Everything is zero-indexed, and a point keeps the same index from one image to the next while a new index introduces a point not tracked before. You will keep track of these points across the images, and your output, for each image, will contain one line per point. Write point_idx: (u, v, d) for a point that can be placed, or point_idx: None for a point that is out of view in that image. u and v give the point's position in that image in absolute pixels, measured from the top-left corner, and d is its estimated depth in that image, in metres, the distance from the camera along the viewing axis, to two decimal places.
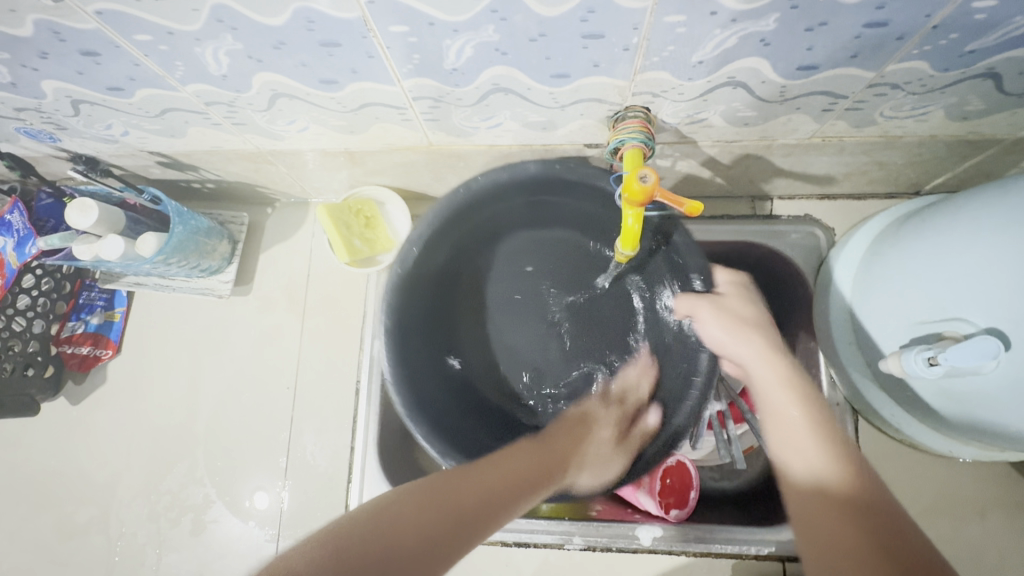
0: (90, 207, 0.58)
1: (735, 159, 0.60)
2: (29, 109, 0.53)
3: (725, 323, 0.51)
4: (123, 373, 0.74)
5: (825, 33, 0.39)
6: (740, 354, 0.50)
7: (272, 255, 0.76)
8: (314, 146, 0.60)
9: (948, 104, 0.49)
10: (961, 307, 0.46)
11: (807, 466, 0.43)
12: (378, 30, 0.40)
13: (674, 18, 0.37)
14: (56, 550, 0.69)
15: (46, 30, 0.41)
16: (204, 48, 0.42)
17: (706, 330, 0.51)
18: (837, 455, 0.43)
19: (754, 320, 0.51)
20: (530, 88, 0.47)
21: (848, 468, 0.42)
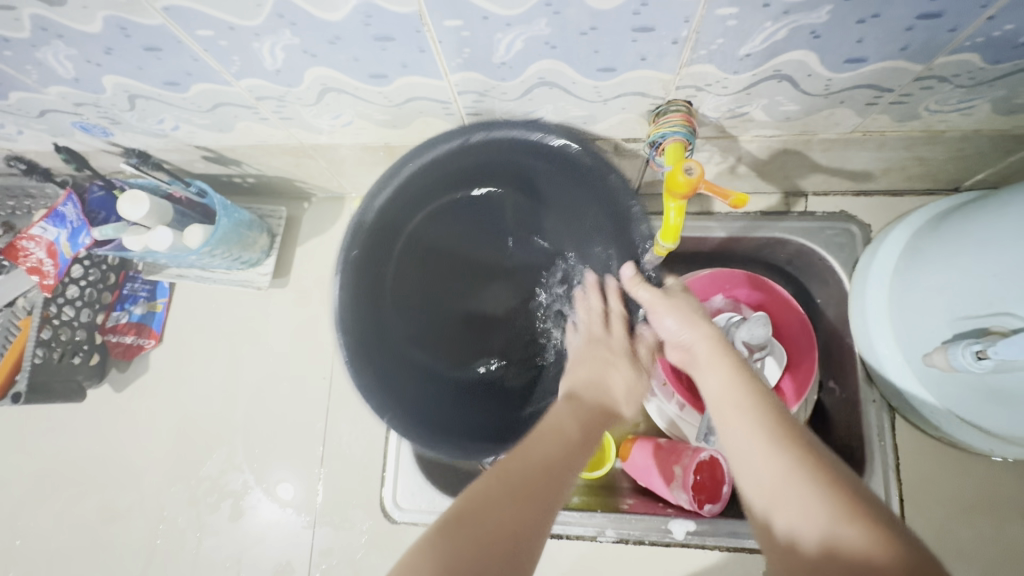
0: (142, 198, 0.60)
1: (773, 154, 0.60)
2: (88, 104, 0.55)
3: (677, 312, 0.51)
4: (164, 362, 0.76)
5: (877, 25, 0.39)
6: (688, 340, 0.50)
7: (308, 249, 0.78)
8: (356, 141, 0.61)
9: (995, 98, 0.48)
10: (1012, 300, 0.45)
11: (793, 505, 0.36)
12: (431, 25, 0.41)
13: (726, 10, 0.38)
14: (101, 531, 0.71)
15: (113, 26, 0.42)
16: (262, 43, 0.44)
17: (663, 323, 0.51)
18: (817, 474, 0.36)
19: (700, 310, 0.52)
20: (574, 82, 0.47)
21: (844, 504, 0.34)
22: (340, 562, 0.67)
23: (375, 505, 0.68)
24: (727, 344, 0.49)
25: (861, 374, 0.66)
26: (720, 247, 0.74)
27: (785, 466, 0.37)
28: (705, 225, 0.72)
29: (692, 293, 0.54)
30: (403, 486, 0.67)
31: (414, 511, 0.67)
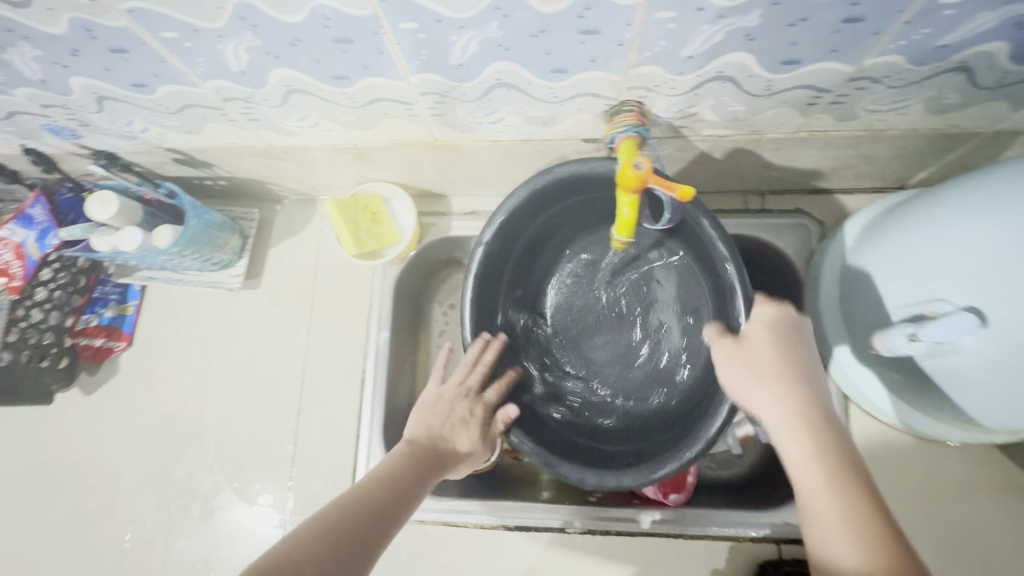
0: (110, 199, 0.60)
1: (727, 154, 0.63)
2: (56, 106, 0.56)
3: (737, 365, 0.49)
4: (135, 364, 0.76)
5: (806, 28, 0.42)
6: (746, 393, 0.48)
7: (281, 250, 0.78)
8: (325, 142, 0.63)
9: (926, 98, 0.51)
10: (940, 287, 0.48)
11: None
12: (388, 27, 0.42)
13: (664, 14, 0.40)
14: (68, 536, 0.70)
15: (78, 28, 0.43)
16: (226, 44, 0.45)
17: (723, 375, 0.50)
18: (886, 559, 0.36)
19: (775, 358, 0.48)
20: (530, 83, 0.50)
21: None
22: None
23: None
24: (812, 395, 0.46)
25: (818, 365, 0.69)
26: None
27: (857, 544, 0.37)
28: None
29: (777, 340, 0.49)
30: None
31: None
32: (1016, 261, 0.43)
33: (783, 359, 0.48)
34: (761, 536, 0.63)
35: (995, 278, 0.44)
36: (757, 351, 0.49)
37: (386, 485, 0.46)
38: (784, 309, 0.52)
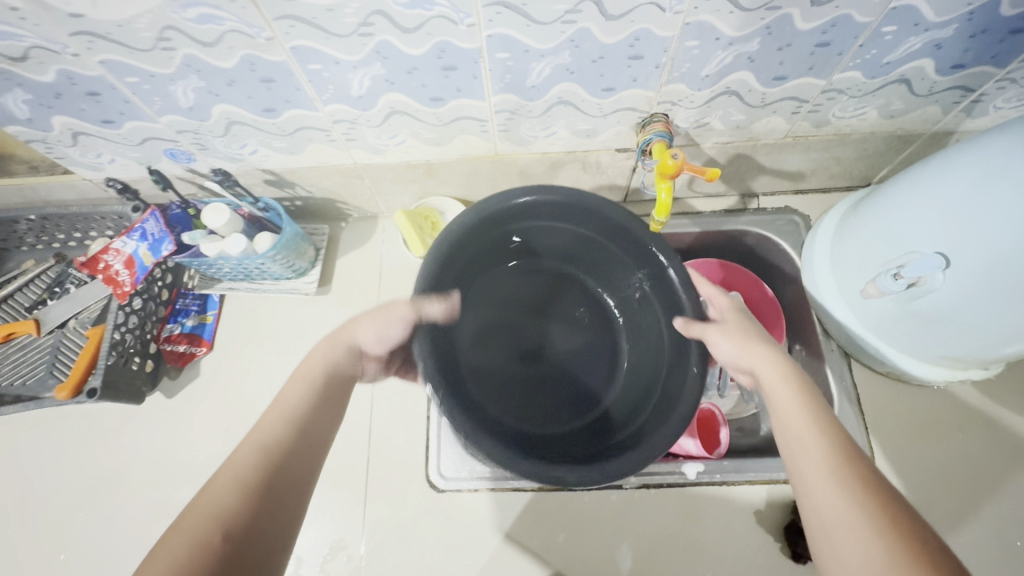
0: (223, 209, 0.71)
1: (729, 159, 0.78)
2: (188, 132, 0.67)
3: (731, 338, 0.60)
4: (213, 368, 0.83)
5: (791, 51, 0.58)
6: (749, 362, 0.58)
7: (347, 260, 0.89)
8: (402, 158, 0.75)
9: (879, 105, 0.68)
10: (914, 242, 0.63)
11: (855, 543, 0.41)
12: (486, 57, 0.57)
13: (691, 42, 0.56)
14: (152, 528, 0.74)
15: (245, 62, 0.56)
16: (356, 73, 0.58)
17: (720, 348, 0.60)
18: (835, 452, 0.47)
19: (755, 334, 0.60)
20: (584, 100, 0.64)
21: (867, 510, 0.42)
22: (392, 531, 0.73)
23: (421, 478, 0.76)
24: (772, 349, 0.58)
25: (820, 331, 0.81)
26: (696, 241, 0.90)
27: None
28: (683, 223, 0.88)
29: (742, 315, 0.63)
30: (446, 456, 0.76)
31: (458, 479, 0.74)
32: (967, 208, 0.57)
33: (803, 409, 0.51)
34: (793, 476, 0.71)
35: (952, 228, 0.59)
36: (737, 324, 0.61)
37: (286, 433, 0.49)
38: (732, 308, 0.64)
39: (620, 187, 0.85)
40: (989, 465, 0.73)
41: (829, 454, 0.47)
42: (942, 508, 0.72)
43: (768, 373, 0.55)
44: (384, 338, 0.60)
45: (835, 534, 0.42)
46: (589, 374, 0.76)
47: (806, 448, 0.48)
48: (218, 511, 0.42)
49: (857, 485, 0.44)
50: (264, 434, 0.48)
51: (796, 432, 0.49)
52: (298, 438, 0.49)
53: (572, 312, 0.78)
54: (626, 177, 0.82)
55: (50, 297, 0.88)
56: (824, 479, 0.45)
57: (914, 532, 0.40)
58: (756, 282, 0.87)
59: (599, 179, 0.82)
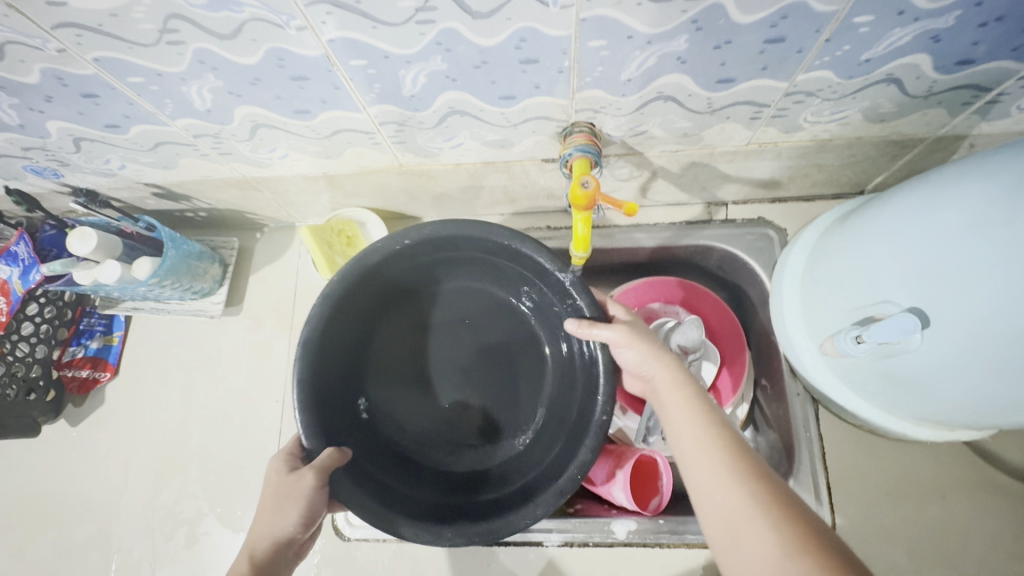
0: (90, 234, 0.63)
1: (684, 167, 0.65)
2: (36, 149, 0.59)
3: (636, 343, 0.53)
4: (118, 394, 0.78)
5: (732, 49, 0.44)
6: (648, 370, 0.53)
7: (261, 276, 0.81)
8: (295, 172, 0.65)
9: (862, 108, 0.54)
10: (887, 291, 0.51)
11: (744, 552, 0.39)
12: (340, 65, 0.45)
13: (596, 42, 0.43)
14: (54, 567, 0.71)
15: (50, 76, 0.46)
16: (190, 86, 0.48)
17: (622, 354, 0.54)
18: (729, 463, 0.43)
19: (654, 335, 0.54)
20: (482, 109, 0.52)
21: (764, 517, 0.39)
22: None
23: (328, 524, 0.70)
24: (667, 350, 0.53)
25: (786, 370, 0.70)
26: (653, 255, 0.78)
27: (793, 565, 0.36)
28: (636, 236, 0.76)
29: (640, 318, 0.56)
30: None
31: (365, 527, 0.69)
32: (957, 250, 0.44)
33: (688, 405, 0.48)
34: None
35: (933, 281, 0.46)
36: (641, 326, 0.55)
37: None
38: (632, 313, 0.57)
39: (559, 197, 0.73)
40: (974, 538, 0.62)
41: (716, 444, 0.44)
42: None
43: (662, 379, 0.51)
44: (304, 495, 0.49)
45: (730, 532, 0.40)
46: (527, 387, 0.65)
47: (692, 437, 0.46)
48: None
49: (749, 491, 0.41)
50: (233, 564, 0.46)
51: (685, 428, 0.47)
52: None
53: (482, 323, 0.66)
54: (564, 187, 0.70)
55: None
56: (719, 484, 0.42)
57: (821, 541, 0.37)
58: (718, 307, 0.76)
59: (532, 188, 0.70)
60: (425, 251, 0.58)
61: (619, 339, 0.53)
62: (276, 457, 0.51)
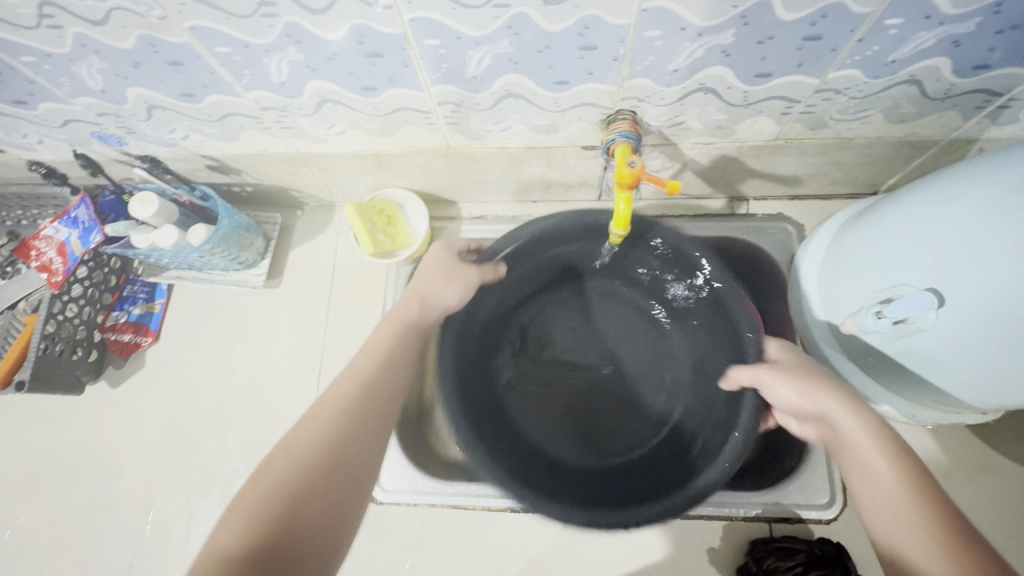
0: (152, 199, 0.66)
1: (713, 161, 0.70)
2: (109, 115, 0.62)
3: (792, 380, 0.52)
4: (158, 359, 0.81)
5: (773, 45, 0.49)
6: (814, 407, 0.50)
7: (301, 251, 0.84)
8: (348, 149, 0.69)
9: (884, 108, 0.58)
10: (903, 273, 0.55)
11: None
12: (415, 43, 0.49)
13: (652, 32, 0.47)
14: (92, 521, 0.74)
15: (144, 43, 0.50)
16: (271, 58, 0.52)
17: (778, 392, 0.52)
18: (927, 515, 0.40)
19: (816, 370, 0.52)
20: (536, 94, 0.56)
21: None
22: None
23: None
24: (840, 385, 0.50)
25: None
26: None
27: None
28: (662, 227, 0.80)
29: (798, 355, 0.55)
30: (387, 468, 0.73)
31: (398, 492, 0.72)
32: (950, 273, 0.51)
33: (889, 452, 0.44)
34: (752, 515, 0.67)
35: (945, 262, 0.50)
36: (799, 364, 0.53)
37: (356, 402, 0.46)
38: (795, 352, 0.55)
39: (591, 185, 0.77)
40: (979, 518, 0.66)
41: (909, 490, 0.41)
42: None
43: (837, 413, 0.48)
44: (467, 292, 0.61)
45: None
46: (665, 379, 0.73)
47: (878, 482, 0.43)
48: (307, 430, 0.44)
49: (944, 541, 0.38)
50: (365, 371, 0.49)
51: (867, 467, 0.44)
52: (370, 390, 0.48)
53: (624, 340, 0.74)
54: (598, 175, 0.74)
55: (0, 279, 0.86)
56: (916, 541, 0.39)
57: None
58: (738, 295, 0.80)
59: (567, 176, 0.74)
60: (553, 242, 0.68)
61: (774, 376, 0.53)
62: (447, 245, 0.64)
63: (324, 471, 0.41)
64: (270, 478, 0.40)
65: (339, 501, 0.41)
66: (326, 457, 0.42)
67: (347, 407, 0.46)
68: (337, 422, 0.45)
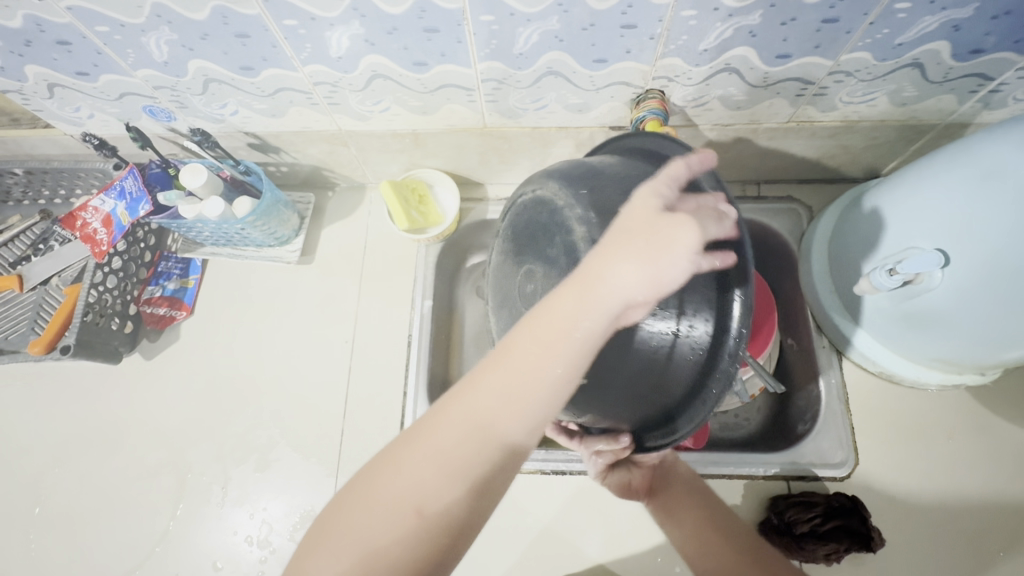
0: (201, 171, 0.69)
1: (730, 142, 0.75)
2: (165, 88, 0.65)
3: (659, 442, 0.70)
4: (192, 332, 0.83)
5: (795, 26, 0.54)
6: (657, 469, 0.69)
7: (333, 229, 0.87)
8: (389, 126, 0.73)
9: (889, 91, 0.64)
10: (913, 237, 0.60)
11: None
12: (470, 19, 0.54)
13: (687, 12, 0.52)
14: (128, 488, 0.75)
15: (217, 14, 0.54)
16: (334, 31, 0.56)
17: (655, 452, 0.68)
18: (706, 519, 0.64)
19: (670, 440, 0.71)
20: (575, 72, 0.61)
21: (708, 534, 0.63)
22: None
23: None
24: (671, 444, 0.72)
25: (813, 327, 0.79)
26: None
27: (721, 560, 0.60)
28: None
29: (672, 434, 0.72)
30: None
31: None
32: (999, 216, 0.51)
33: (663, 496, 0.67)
34: (771, 474, 0.70)
35: (954, 222, 0.55)
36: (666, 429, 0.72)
37: (461, 439, 0.40)
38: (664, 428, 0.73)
39: None
40: (980, 473, 0.70)
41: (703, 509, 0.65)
42: (927, 514, 0.69)
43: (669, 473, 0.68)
44: (660, 287, 0.38)
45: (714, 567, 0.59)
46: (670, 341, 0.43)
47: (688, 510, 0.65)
48: (426, 488, 0.39)
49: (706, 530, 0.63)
50: (483, 383, 0.41)
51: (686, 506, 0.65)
52: (466, 440, 0.40)
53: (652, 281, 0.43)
54: None
55: (34, 254, 0.88)
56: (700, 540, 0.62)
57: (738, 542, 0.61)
58: (748, 271, 0.85)
59: None
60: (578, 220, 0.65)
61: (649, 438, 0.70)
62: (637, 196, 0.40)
63: (444, 527, 0.39)
64: (399, 534, 0.38)
65: (464, 526, 0.39)
66: (459, 495, 0.39)
67: (444, 469, 0.39)
68: (470, 466, 0.40)
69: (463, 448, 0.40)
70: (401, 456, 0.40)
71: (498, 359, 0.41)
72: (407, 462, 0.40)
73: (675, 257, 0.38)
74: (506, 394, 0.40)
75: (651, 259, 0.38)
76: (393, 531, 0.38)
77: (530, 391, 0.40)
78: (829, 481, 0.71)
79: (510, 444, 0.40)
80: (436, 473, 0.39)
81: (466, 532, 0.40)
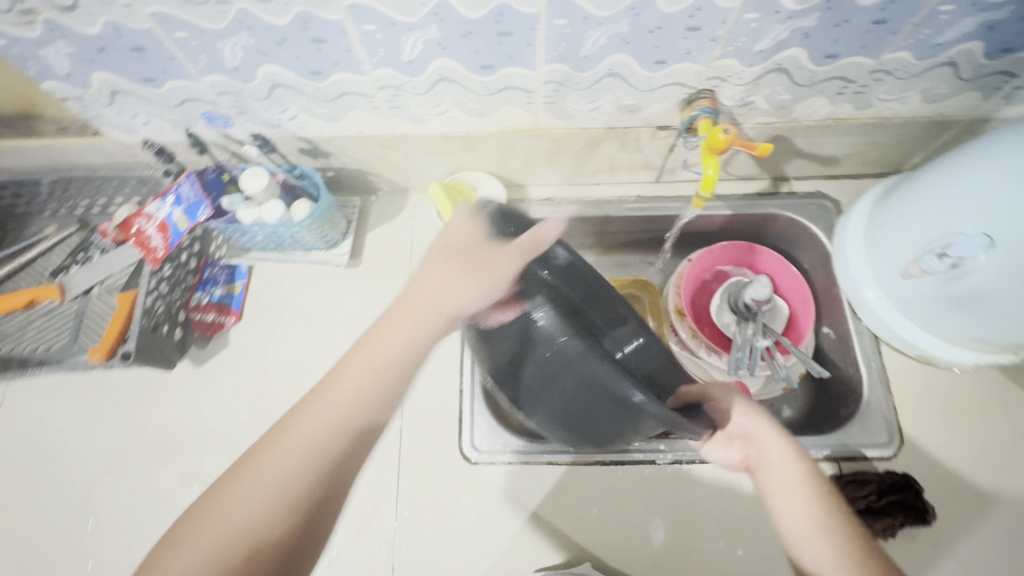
0: (262, 175, 0.70)
1: (768, 140, 0.79)
2: (229, 93, 0.66)
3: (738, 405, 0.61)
4: (241, 337, 0.83)
5: (847, 28, 0.58)
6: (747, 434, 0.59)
7: (378, 233, 0.88)
8: (443, 129, 0.75)
9: (922, 88, 0.68)
10: (950, 224, 0.63)
11: None
12: (544, 23, 0.56)
13: (750, 15, 0.56)
14: (185, 495, 0.74)
15: (299, 20, 0.55)
16: (410, 36, 0.58)
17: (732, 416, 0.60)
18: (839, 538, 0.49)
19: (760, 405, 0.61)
20: (634, 73, 0.64)
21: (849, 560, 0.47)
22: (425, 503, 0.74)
23: (454, 450, 0.76)
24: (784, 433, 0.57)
25: (850, 315, 0.82)
26: (727, 223, 0.91)
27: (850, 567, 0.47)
28: (715, 205, 0.88)
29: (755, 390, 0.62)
30: (480, 430, 0.77)
31: (492, 452, 0.76)
32: None
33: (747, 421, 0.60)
34: (822, 456, 0.73)
35: (990, 208, 0.59)
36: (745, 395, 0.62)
37: (343, 442, 0.47)
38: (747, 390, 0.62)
39: (654, 167, 0.85)
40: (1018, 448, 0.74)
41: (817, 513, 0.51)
42: (972, 488, 0.73)
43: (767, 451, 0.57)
44: (477, 296, 0.53)
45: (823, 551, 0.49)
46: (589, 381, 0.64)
47: (795, 498, 0.53)
48: (259, 513, 0.43)
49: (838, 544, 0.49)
50: (352, 387, 0.49)
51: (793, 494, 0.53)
52: (340, 451, 0.46)
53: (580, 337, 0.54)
54: (663, 156, 0.82)
55: (73, 263, 0.87)
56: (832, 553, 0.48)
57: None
58: (786, 264, 0.88)
59: (636, 156, 0.82)
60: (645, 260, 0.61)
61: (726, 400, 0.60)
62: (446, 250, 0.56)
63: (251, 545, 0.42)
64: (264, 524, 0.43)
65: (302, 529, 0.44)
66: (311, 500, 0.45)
67: (306, 474, 0.45)
68: (326, 473, 0.45)
69: (297, 469, 0.45)
70: (258, 459, 0.46)
71: (355, 357, 0.50)
72: (240, 485, 0.45)
73: (473, 299, 0.53)
74: (358, 392, 0.49)
75: (467, 274, 0.54)
76: (260, 518, 0.43)
77: (387, 395, 0.49)
78: (876, 462, 0.74)
79: (363, 427, 0.48)
80: (255, 487, 0.44)
81: (305, 547, 0.44)
